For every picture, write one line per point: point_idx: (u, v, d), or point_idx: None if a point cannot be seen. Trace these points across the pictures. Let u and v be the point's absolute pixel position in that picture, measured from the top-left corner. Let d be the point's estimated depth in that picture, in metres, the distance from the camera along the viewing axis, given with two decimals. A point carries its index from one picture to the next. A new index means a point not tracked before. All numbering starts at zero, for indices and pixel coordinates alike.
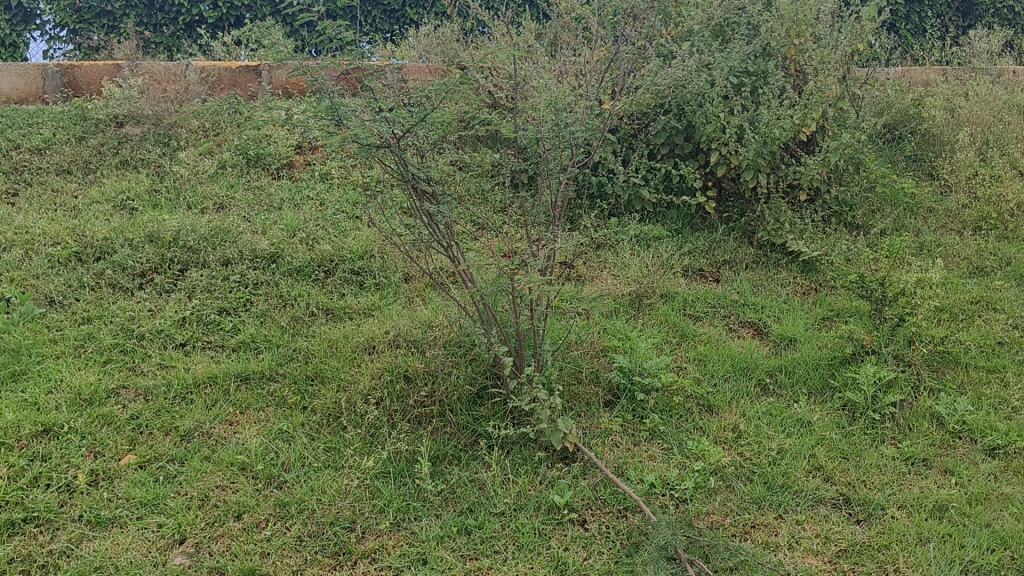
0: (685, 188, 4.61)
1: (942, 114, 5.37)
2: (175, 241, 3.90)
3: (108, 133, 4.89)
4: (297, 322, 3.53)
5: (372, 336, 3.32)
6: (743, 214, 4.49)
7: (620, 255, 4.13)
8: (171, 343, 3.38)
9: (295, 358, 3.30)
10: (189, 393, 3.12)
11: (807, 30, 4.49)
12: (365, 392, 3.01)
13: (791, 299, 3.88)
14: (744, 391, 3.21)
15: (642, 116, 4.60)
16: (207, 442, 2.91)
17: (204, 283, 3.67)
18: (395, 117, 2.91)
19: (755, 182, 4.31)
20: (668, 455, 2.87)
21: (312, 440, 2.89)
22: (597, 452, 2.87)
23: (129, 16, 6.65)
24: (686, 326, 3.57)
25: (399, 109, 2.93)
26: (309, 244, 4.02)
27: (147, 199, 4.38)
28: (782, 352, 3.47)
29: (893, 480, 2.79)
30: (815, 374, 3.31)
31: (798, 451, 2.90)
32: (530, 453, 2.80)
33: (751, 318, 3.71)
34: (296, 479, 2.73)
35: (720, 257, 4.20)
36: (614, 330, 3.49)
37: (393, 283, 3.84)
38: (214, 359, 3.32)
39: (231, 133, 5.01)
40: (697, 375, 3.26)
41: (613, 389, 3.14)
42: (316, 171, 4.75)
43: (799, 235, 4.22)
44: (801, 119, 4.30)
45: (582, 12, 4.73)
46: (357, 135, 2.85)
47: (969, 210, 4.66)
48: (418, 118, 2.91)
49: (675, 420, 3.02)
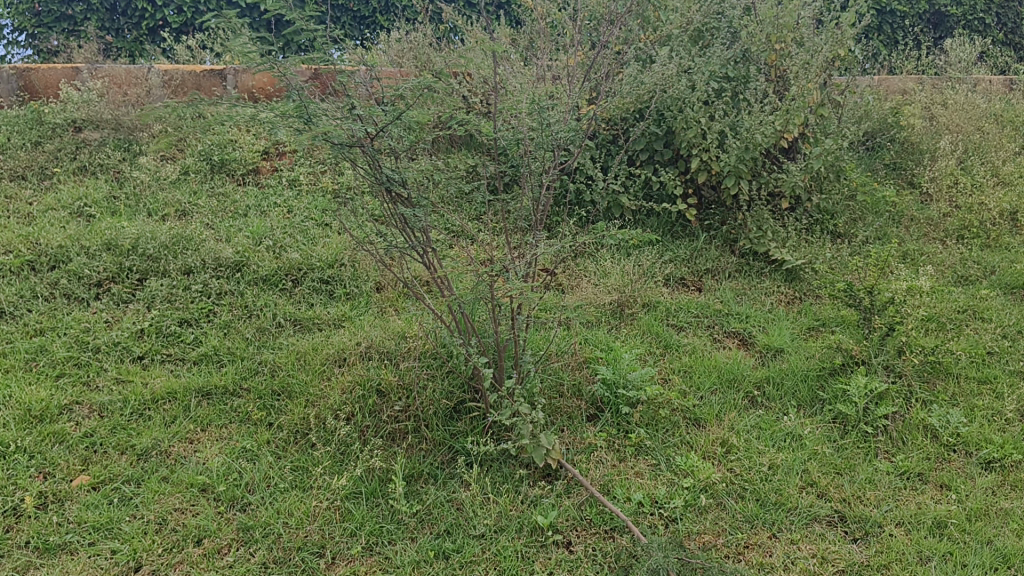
0: (665, 195, 4.48)
1: (921, 122, 5.30)
2: (134, 250, 3.74)
3: (66, 138, 4.69)
4: (262, 333, 3.35)
5: (342, 347, 3.16)
6: (724, 222, 4.37)
7: (600, 262, 4.00)
8: (128, 356, 3.20)
9: (261, 371, 3.12)
10: (146, 409, 2.95)
11: (788, 35, 4.40)
12: (335, 408, 2.84)
13: (776, 308, 3.76)
14: (733, 403, 3.08)
15: (620, 122, 4.49)
16: (165, 461, 2.73)
17: (165, 292, 3.49)
18: (369, 116, 2.78)
19: (737, 188, 4.19)
20: (656, 471, 2.72)
21: (279, 459, 2.72)
22: (581, 469, 2.72)
23: (91, 20, 6.46)
24: (670, 337, 3.44)
25: (374, 106, 2.80)
26: (276, 252, 3.85)
27: (106, 205, 4.19)
28: (769, 364, 3.35)
29: (889, 496, 2.67)
30: (804, 386, 3.19)
31: (790, 467, 2.77)
32: (511, 471, 2.65)
33: (736, 328, 3.58)
34: (260, 501, 2.55)
35: (702, 265, 4.09)
36: (596, 340, 3.35)
37: (364, 292, 3.67)
38: (174, 373, 3.13)
39: (195, 138, 4.81)
40: (683, 388, 3.12)
41: (597, 403, 3.00)
42: (284, 177, 4.57)
43: (782, 243, 4.12)
44: (783, 124, 4.21)
45: (558, 17, 4.62)
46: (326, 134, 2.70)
47: (951, 219, 4.59)
48: (393, 116, 2.78)
49: (662, 434, 2.88)
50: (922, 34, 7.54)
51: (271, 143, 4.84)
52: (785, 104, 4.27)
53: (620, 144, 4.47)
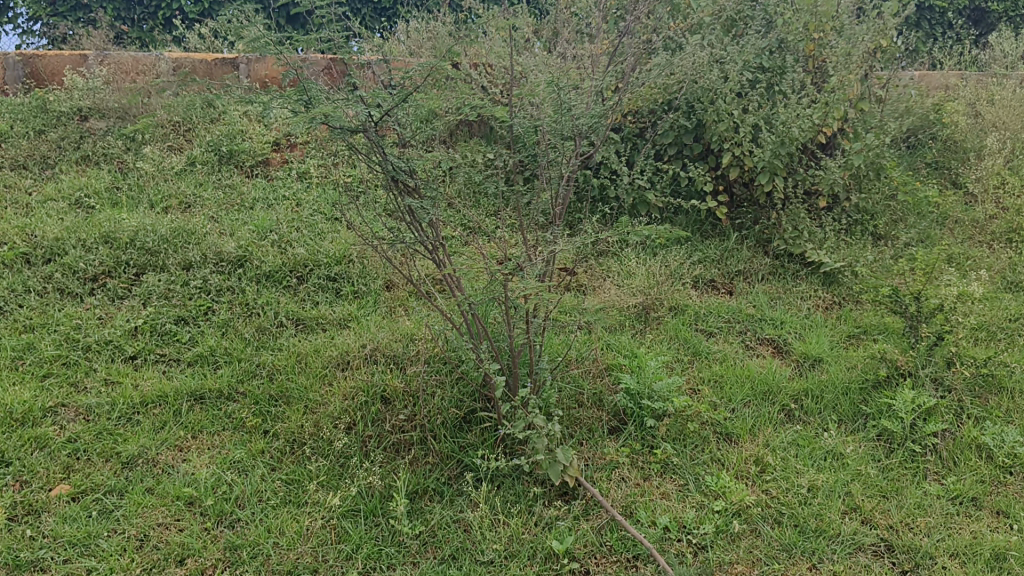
0: (695, 192, 4.24)
1: (965, 119, 5.01)
2: (133, 243, 3.55)
3: (70, 127, 4.51)
4: (262, 333, 3.14)
5: (345, 350, 2.95)
6: (757, 221, 4.12)
7: (625, 263, 3.76)
8: (119, 355, 3.00)
9: (258, 375, 2.91)
10: (135, 412, 2.75)
11: (828, 23, 4.11)
12: (335, 415, 2.63)
13: (813, 314, 3.50)
14: (767, 417, 2.83)
15: (647, 115, 4.26)
16: (152, 470, 2.52)
17: (162, 288, 3.29)
18: (373, 99, 2.57)
19: (771, 186, 3.93)
20: (684, 492, 2.48)
21: (273, 471, 2.51)
22: (601, 488, 2.48)
23: (105, 9, 6.32)
24: (699, 344, 3.20)
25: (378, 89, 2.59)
26: (282, 248, 3.64)
27: (107, 197, 4.00)
28: (807, 374, 3.10)
29: (941, 523, 2.42)
30: (844, 399, 2.94)
31: (831, 490, 2.52)
32: (524, 489, 2.42)
33: (770, 335, 3.33)
34: (251, 517, 2.34)
35: (733, 267, 3.84)
36: (619, 346, 3.11)
37: (373, 290, 3.46)
38: (167, 374, 2.93)
39: (203, 129, 4.58)
40: (713, 399, 2.88)
41: (619, 415, 2.77)
42: (294, 170, 4.37)
43: (819, 245, 3.86)
44: (821, 118, 3.95)
45: (583, 3, 4.39)
46: (324, 118, 2.48)
47: (998, 221, 4.31)
48: (400, 98, 2.56)
49: (690, 450, 2.64)
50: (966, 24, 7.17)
51: (282, 134, 4.64)
52: (824, 96, 4.01)
53: (647, 137, 4.23)
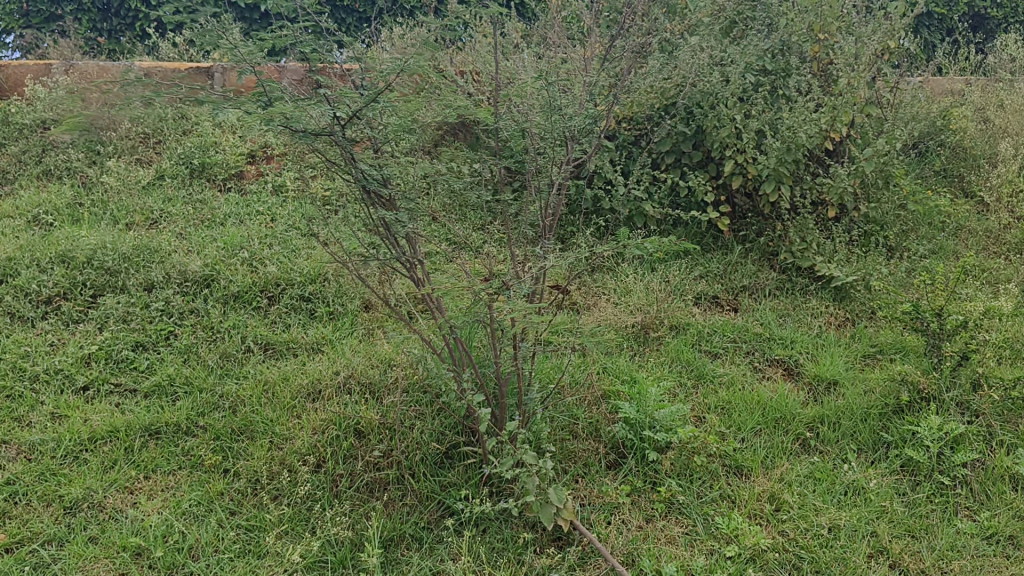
0: (695, 202, 4.00)
1: (974, 125, 4.78)
2: (90, 262, 3.29)
3: (33, 139, 4.25)
4: (227, 360, 2.87)
5: (317, 378, 2.70)
6: (761, 234, 3.88)
7: (622, 279, 3.52)
8: (70, 386, 2.73)
9: (221, 406, 2.65)
10: (83, 450, 2.48)
11: (833, 24, 3.88)
12: (303, 452, 2.38)
13: (824, 333, 3.25)
14: (781, 448, 2.58)
15: (643, 123, 4.02)
16: (98, 516, 2.26)
17: (120, 311, 3.03)
18: (340, 99, 2.29)
19: (776, 195, 3.69)
20: (691, 535, 2.23)
21: (232, 516, 2.25)
22: (599, 532, 2.22)
23: (80, 20, 6.09)
24: (703, 366, 2.95)
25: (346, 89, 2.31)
26: (252, 265, 3.38)
27: (68, 213, 3.74)
28: (822, 398, 2.84)
29: (979, 567, 2.16)
30: (864, 426, 2.68)
31: (854, 530, 2.26)
32: (513, 534, 2.16)
33: (779, 355, 3.08)
34: (205, 570, 2.08)
35: (738, 282, 3.59)
36: (616, 370, 2.86)
37: (350, 311, 3.20)
38: (121, 407, 2.66)
39: (173, 141, 4.34)
40: (721, 429, 2.63)
41: (618, 447, 2.51)
42: (268, 183, 4.12)
43: (828, 258, 3.61)
44: (829, 123, 3.71)
45: (574, 5, 4.15)
46: (283, 119, 2.22)
47: (1015, 231, 4.06)
48: (371, 97, 2.28)
49: (697, 487, 2.38)
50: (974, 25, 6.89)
51: (257, 146, 4.39)
52: (831, 100, 3.78)
53: (643, 145, 3.99)
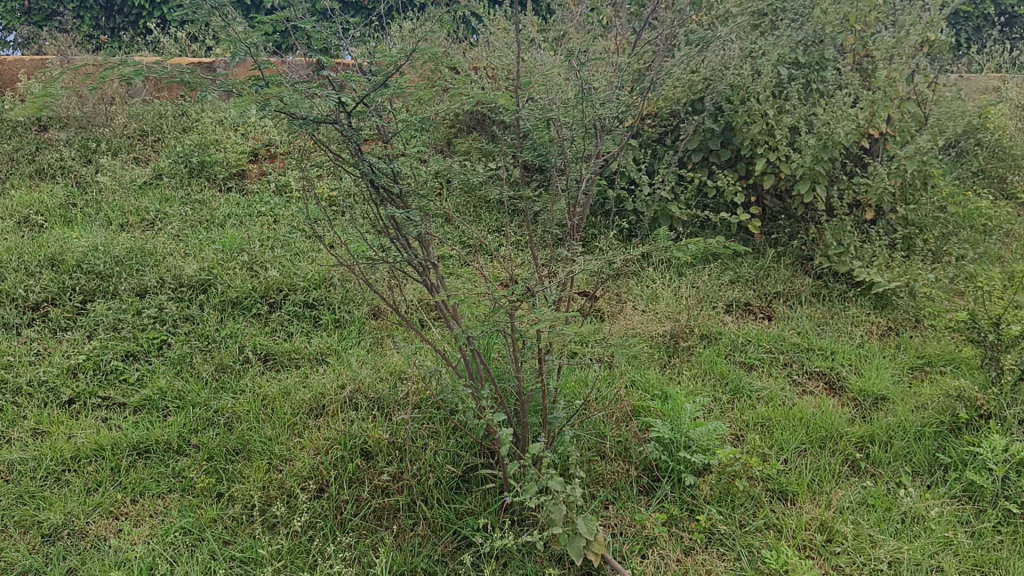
0: (723, 204, 3.78)
1: (1014, 123, 4.53)
2: (81, 266, 3.07)
3: (26, 137, 4.04)
4: (223, 371, 2.66)
5: (320, 392, 2.48)
6: (794, 237, 3.65)
7: (648, 285, 3.30)
8: (54, 400, 2.52)
9: (216, 423, 2.43)
10: (65, 471, 2.26)
11: (871, 14, 3.65)
12: (305, 475, 2.16)
13: (867, 342, 3.02)
14: (829, 471, 2.34)
15: (667, 120, 3.81)
16: (78, 545, 2.04)
17: (111, 318, 2.82)
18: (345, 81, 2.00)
19: (812, 196, 3.46)
20: (735, 570, 2.00)
21: (226, 546, 2.03)
22: (633, 566, 2.00)
23: (83, 19, 5.93)
24: (740, 380, 2.72)
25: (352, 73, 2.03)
26: (253, 269, 3.17)
27: (60, 214, 3.52)
28: (869, 415, 2.61)
29: None
30: (917, 447, 2.45)
31: (917, 564, 2.03)
32: (537, 569, 1.94)
33: (820, 368, 2.85)
34: None
35: (771, 288, 3.36)
36: (645, 383, 2.64)
37: (356, 319, 2.99)
38: (108, 423, 2.45)
39: (173, 139, 4.13)
40: (762, 450, 2.40)
41: (651, 470, 2.29)
42: (271, 182, 3.91)
43: (868, 263, 3.38)
44: (867, 119, 3.49)
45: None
46: (279, 103, 1.90)
47: None
48: (380, 80, 2.00)
49: (739, 515, 2.16)
50: (1010, 23, 6.61)
51: (261, 144, 4.18)
52: (869, 94, 3.56)
53: (668, 143, 3.77)
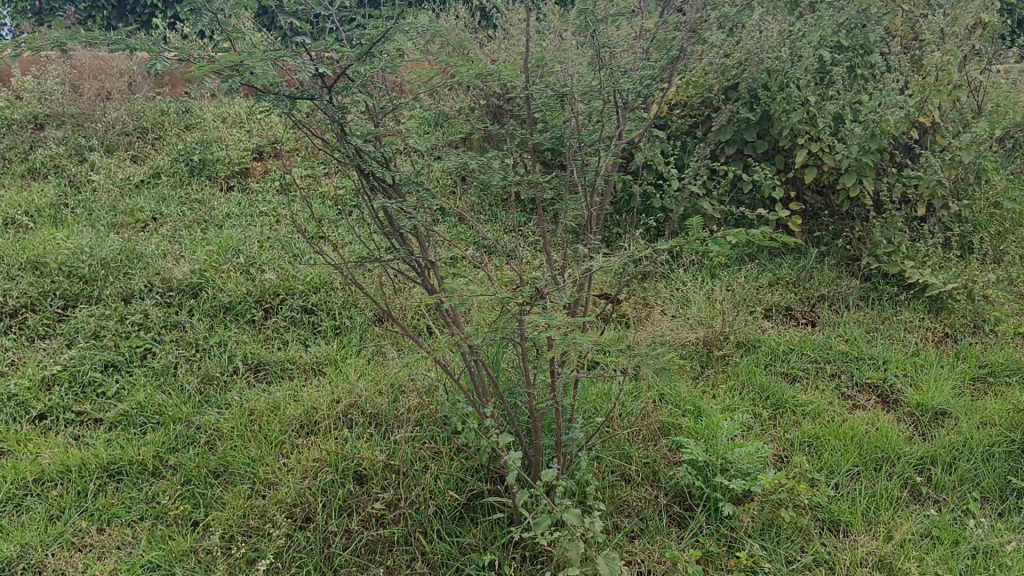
0: (758, 200, 3.50)
1: None
2: (63, 268, 2.84)
3: (20, 135, 3.83)
4: (210, 383, 2.43)
5: (313, 407, 2.24)
6: (837, 237, 3.37)
7: (677, 289, 3.03)
8: (22, 415, 2.28)
9: (197, 441, 2.20)
10: (27, 495, 2.03)
11: None
12: (291, 502, 1.92)
13: (922, 350, 2.72)
14: (885, 498, 2.06)
15: (698, 111, 3.55)
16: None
17: (92, 325, 2.59)
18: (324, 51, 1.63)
19: (857, 189, 3.17)
20: None
21: None
22: None
23: (95, 18, 5.75)
24: (781, 393, 2.44)
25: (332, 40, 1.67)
26: (250, 272, 2.93)
27: (49, 215, 3.30)
28: (929, 433, 2.32)
29: None
30: (986, 469, 2.16)
31: None
32: None
33: (871, 379, 2.56)
34: None
35: (813, 290, 3.08)
36: (675, 397, 2.38)
37: (359, 326, 2.74)
38: (80, 440, 2.21)
39: (174, 136, 3.92)
40: (810, 473, 2.12)
41: (683, 497, 2.03)
42: (275, 181, 3.69)
43: (919, 263, 3.09)
44: (917, 105, 3.19)
45: None
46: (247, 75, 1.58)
47: None
48: (364, 50, 1.67)
49: (784, 549, 1.88)
50: None
51: (266, 141, 3.96)
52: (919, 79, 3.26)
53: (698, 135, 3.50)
